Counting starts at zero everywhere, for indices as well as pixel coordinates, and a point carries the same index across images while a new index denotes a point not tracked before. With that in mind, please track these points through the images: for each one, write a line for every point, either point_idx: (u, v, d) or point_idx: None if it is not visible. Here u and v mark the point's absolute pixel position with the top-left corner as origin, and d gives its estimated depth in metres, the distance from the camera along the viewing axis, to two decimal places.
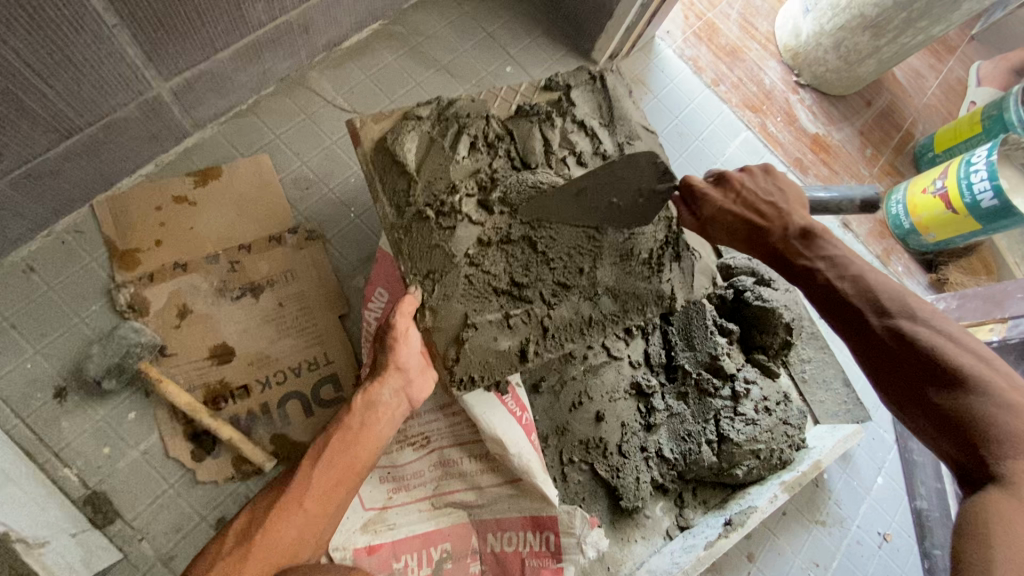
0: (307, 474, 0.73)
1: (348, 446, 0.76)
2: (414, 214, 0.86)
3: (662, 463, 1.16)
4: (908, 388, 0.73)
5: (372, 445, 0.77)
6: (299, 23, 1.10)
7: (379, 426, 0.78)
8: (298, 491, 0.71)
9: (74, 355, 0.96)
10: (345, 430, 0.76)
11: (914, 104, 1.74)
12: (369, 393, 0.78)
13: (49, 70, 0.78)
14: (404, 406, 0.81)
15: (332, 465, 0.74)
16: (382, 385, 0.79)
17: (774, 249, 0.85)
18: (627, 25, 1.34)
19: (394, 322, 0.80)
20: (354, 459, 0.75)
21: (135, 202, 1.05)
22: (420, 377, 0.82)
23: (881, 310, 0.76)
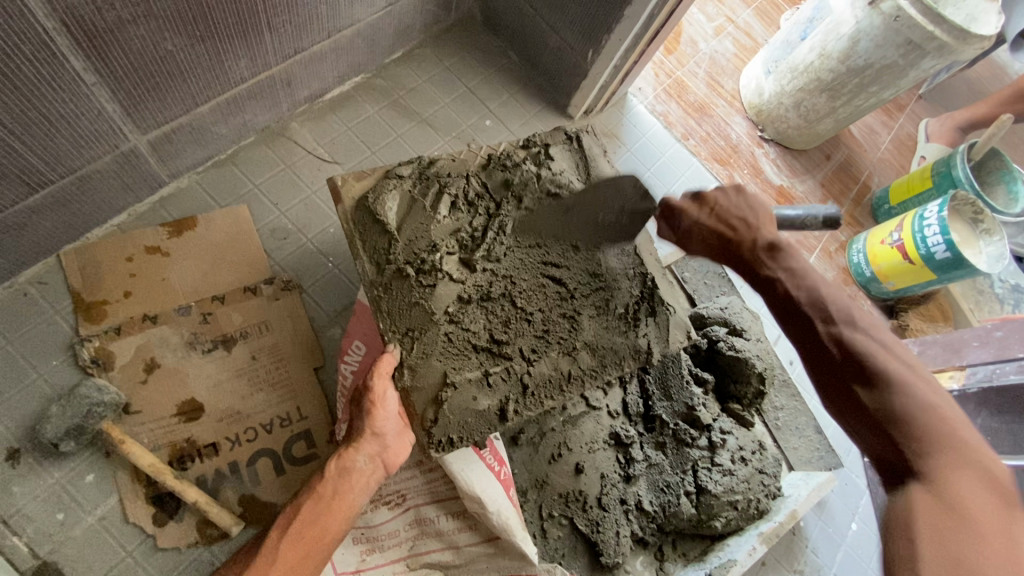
0: (274, 547, 0.75)
1: (318, 515, 0.78)
2: (394, 272, 0.86)
3: (642, 516, 1.16)
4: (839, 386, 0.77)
5: (344, 514, 0.79)
6: (282, 77, 1.12)
7: (352, 494, 0.80)
8: (264, 564, 0.74)
9: (31, 415, 0.92)
10: (317, 499, 0.79)
11: (869, 158, 1.85)
12: (343, 459, 0.81)
13: (23, 127, 0.77)
14: (380, 471, 0.83)
15: (298, 537, 0.76)
16: (357, 452, 0.81)
17: (743, 259, 0.88)
18: (600, 85, 1.40)
19: (371, 386, 0.81)
20: (324, 528, 0.78)
21: (104, 253, 1.02)
22: (398, 441, 0.84)
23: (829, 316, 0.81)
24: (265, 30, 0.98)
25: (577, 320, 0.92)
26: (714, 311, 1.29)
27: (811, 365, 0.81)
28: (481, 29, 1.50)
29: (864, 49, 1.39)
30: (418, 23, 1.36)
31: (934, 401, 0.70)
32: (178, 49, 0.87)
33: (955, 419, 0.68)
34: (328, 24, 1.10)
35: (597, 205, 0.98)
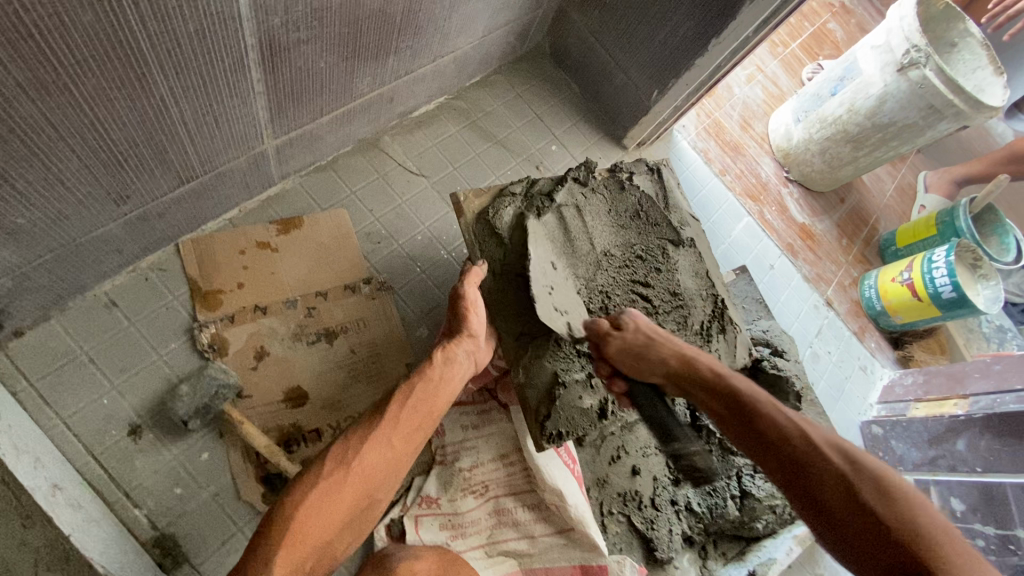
0: (395, 415, 0.81)
1: (429, 394, 0.85)
2: (510, 281, 0.98)
3: (690, 516, 1.26)
4: (828, 520, 0.66)
5: (448, 396, 0.87)
6: (388, 95, 1.21)
7: (454, 380, 0.88)
8: (388, 427, 0.80)
9: (153, 394, 0.97)
10: (428, 380, 0.86)
11: (877, 204, 2.04)
12: (447, 350, 0.90)
13: (197, 130, 0.85)
14: (472, 367, 0.92)
15: (414, 409, 0.83)
16: (458, 345, 0.90)
17: (718, 411, 0.80)
18: (658, 122, 1.54)
19: (464, 292, 0.92)
20: (433, 406, 0.85)
21: (220, 245, 1.09)
22: (485, 346, 0.95)
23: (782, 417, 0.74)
24: (391, 52, 1.08)
25: None
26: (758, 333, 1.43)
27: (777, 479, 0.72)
28: (549, 61, 1.62)
29: (890, 109, 1.57)
30: (498, 54, 1.48)
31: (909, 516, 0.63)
32: (326, 67, 0.96)
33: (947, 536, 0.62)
34: (436, 50, 1.21)
35: (672, 211, 1.14)
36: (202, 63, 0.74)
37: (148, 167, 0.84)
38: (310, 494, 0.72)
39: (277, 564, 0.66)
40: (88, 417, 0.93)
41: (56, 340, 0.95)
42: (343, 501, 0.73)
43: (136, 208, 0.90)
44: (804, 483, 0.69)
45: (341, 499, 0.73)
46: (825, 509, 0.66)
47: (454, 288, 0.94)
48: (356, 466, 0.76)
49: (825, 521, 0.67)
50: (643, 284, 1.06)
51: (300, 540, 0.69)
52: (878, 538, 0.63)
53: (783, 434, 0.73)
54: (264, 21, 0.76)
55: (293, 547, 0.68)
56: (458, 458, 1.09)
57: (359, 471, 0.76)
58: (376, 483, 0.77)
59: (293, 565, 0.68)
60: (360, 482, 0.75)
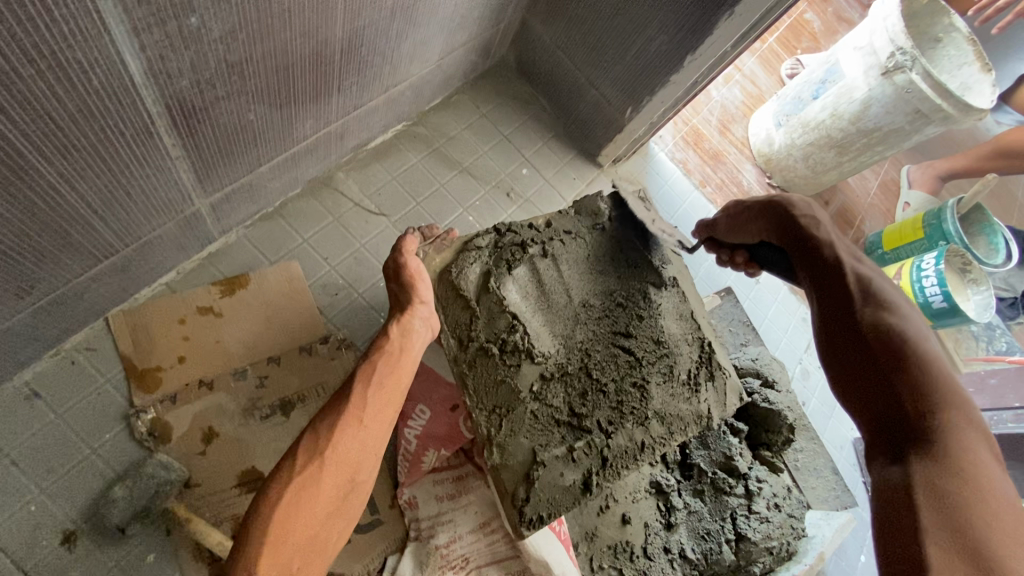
0: (361, 396, 0.71)
1: (392, 368, 0.75)
2: (477, 349, 0.89)
3: (685, 564, 1.20)
4: (869, 363, 0.76)
5: (413, 361, 0.79)
6: (338, 132, 1.10)
7: (415, 351, 0.79)
8: (356, 408, 0.70)
9: (88, 496, 0.86)
10: (387, 354, 0.76)
11: (862, 204, 1.97)
12: (401, 322, 0.80)
13: (107, 206, 0.74)
14: (431, 335, 0.84)
15: (381, 386, 0.73)
16: (413, 314, 0.82)
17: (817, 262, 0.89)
18: (634, 138, 1.45)
19: (406, 262, 0.86)
20: (400, 379, 0.75)
21: (156, 316, 0.98)
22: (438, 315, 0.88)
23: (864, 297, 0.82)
24: (334, 92, 0.97)
25: (646, 388, 0.96)
26: (746, 362, 1.37)
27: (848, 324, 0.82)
28: (515, 75, 1.51)
29: (875, 113, 1.49)
30: (459, 72, 1.37)
31: (943, 379, 0.72)
32: (258, 118, 0.85)
33: (965, 403, 0.69)
34: (387, 81, 1.10)
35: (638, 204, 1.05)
36: (98, 137, 0.63)
37: (52, 253, 0.72)
38: (283, 498, 0.62)
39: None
40: (10, 530, 0.82)
41: None
42: (323, 492, 0.64)
43: (46, 294, 0.78)
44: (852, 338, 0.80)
45: (319, 491, 0.64)
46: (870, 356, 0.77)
47: (392, 262, 0.88)
48: (331, 455, 0.66)
49: (867, 366, 0.77)
50: (625, 336, 0.98)
51: (281, 545, 0.60)
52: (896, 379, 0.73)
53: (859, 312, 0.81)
54: (169, 84, 0.65)
55: (276, 552, 0.59)
56: (434, 534, 0.99)
57: (335, 457, 0.66)
58: (358, 465, 0.67)
59: (279, 569, 0.59)
60: (339, 469, 0.66)
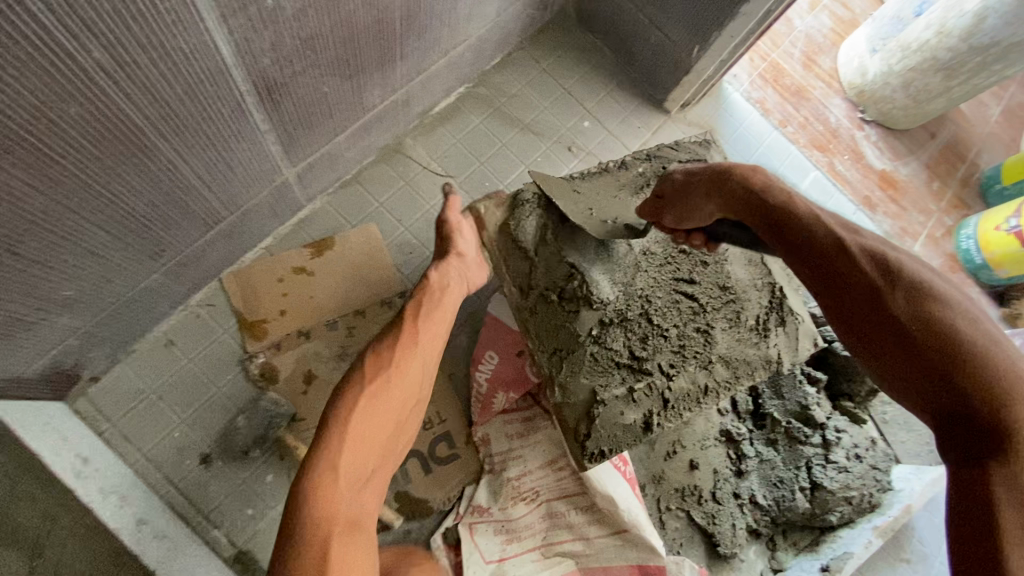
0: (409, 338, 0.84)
1: (433, 314, 0.88)
2: (537, 296, 0.93)
3: (755, 509, 1.21)
4: (905, 352, 0.55)
5: (451, 308, 0.91)
6: (404, 99, 1.16)
7: (453, 300, 0.91)
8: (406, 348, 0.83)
9: (217, 425, 1.04)
10: (430, 301, 0.88)
11: (977, 134, 1.74)
12: (440, 271, 0.91)
13: (213, 178, 0.85)
14: (467, 286, 0.94)
15: (424, 329, 0.86)
16: (450, 265, 0.92)
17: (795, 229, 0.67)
18: (703, 79, 1.37)
19: (447, 217, 0.94)
20: (439, 325, 0.88)
21: (259, 276, 1.12)
22: (477, 266, 0.95)
23: (880, 264, 0.60)
24: (397, 59, 1.02)
25: (710, 333, 0.96)
26: None
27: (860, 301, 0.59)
28: (575, 26, 1.49)
29: (992, 26, 1.32)
30: (517, 28, 1.37)
31: (994, 348, 0.53)
32: (331, 90, 0.93)
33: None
34: (447, 43, 1.13)
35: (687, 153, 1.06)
36: (200, 118, 0.73)
37: (175, 221, 0.86)
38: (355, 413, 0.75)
39: (344, 472, 0.70)
40: (163, 450, 1.01)
41: (127, 381, 1.02)
42: (384, 413, 0.77)
43: (173, 257, 0.93)
44: (877, 321, 0.58)
45: (380, 412, 0.77)
46: (913, 348, 0.55)
47: (438, 219, 0.95)
48: (389, 384, 0.79)
49: (906, 358, 0.55)
50: (688, 281, 0.98)
51: (357, 448, 0.73)
52: (955, 381, 0.52)
53: (876, 283, 0.59)
54: (253, 64, 0.73)
55: (353, 459, 0.72)
56: (506, 468, 1.09)
57: (391, 384, 0.79)
58: (407, 393, 0.81)
59: (356, 472, 0.72)
60: (395, 395, 0.79)
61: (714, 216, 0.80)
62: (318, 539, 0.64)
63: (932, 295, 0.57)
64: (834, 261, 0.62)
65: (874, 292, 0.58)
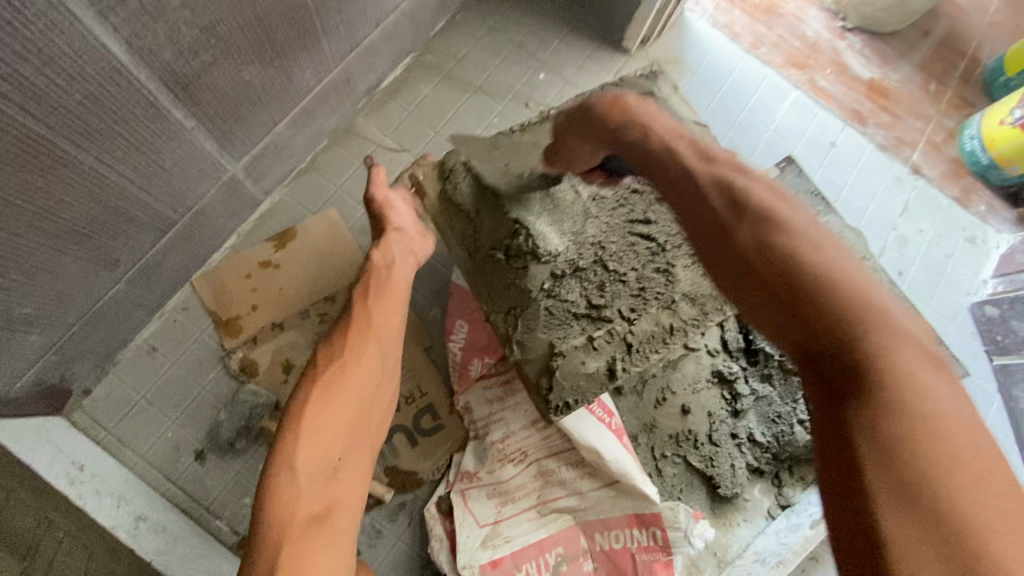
0: (362, 317, 0.83)
1: (384, 289, 0.87)
2: (485, 256, 0.92)
3: (755, 447, 1.18)
4: (753, 279, 0.59)
5: (401, 284, 0.88)
6: (342, 78, 1.15)
7: (403, 272, 0.90)
8: (360, 329, 0.82)
9: (207, 422, 1.07)
10: (377, 277, 0.87)
11: (976, 25, 1.59)
12: (381, 247, 0.89)
13: (148, 180, 0.86)
14: (415, 257, 0.92)
15: (376, 306, 0.85)
16: (391, 239, 0.90)
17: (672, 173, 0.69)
18: (655, 10, 1.30)
19: (374, 194, 0.93)
20: (392, 297, 0.87)
21: (227, 274, 1.13)
22: (419, 237, 0.93)
23: (733, 203, 0.63)
24: (321, 37, 1.00)
25: (672, 271, 0.92)
26: None
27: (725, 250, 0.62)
28: None
29: None
30: None
31: (847, 282, 0.54)
32: (253, 78, 0.92)
33: (876, 301, 0.53)
34: (375, 13, 1.10)
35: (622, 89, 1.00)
36: (111, 120, 0.74)
37: (120, 228, 0.88)
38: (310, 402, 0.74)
39: (302, 468, 0.70)
40: (159, 450, 1.05)
41: (117, 390, 1.07)
42: (345, 396, 0.76)
43: (132, 265, 0.96)
44: (728, 255, 0.62)
45: (340, 396, 0.76)
46: (770, 288, 0.57)
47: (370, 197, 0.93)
48: (344, 368, 0.78)
49: (756, 286, 0.59)
50: (643, 221, 0.94)
51: (314, 443, 0.72)
52: (809, 318, 0.54)
53: (722, 217, 0.63)
54: (154, 59, 0.73)
55: (314, 447, 0.72)
56: (489, 431, 1.10)
57: (345, 373, 0.78)
58: (365, 379, 0.79)
59: (320, 462, 0.72)
60: (353, 378, 0.78)
61: (597, 155, 0.83)
62: (281, 538, 0.65)
63: (783, 231, 0.59)
64: (687, 200, 0.67)
65: (720, 228, 0.63)
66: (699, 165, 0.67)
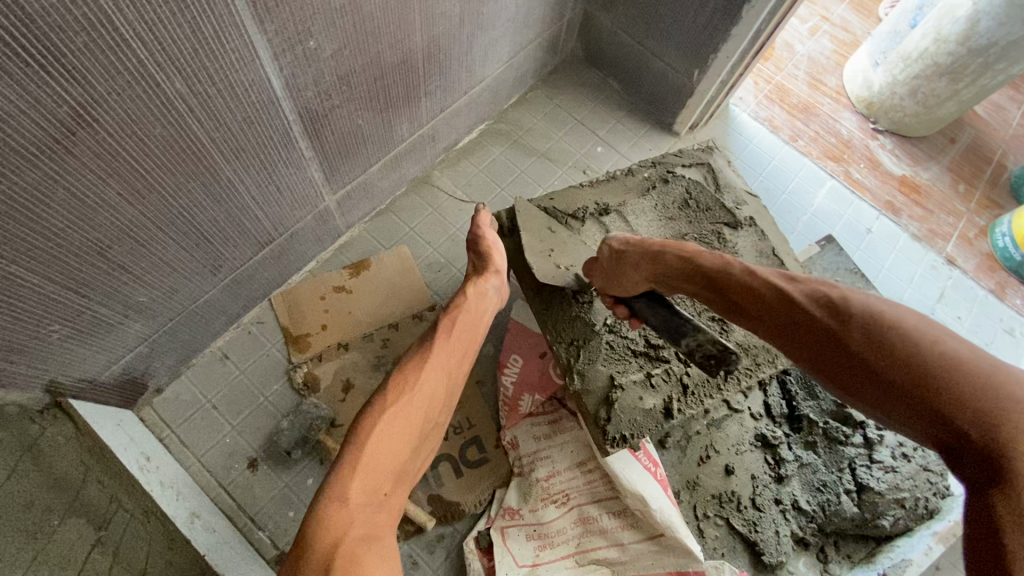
0: (441, 348, 0.90)
1: (467, 326, 0.95)
2: (553, 290, 1.00)
3: (800, 516, 1.15)
4: (872, 383, 0.58)
5: (476, 327, 0.96)
6: (430, 134, 1.30)
7: (483, 316, 0.98)
8: (436, 360, 0.88)
9: (264, 431, 1.12)
10: (461, 314, 0.95)
11: (1000, 137, 1.73)
12: (477, 287, 0.99)
13: (265, 198, 0.98)
14: (500, 302, 1.01)
15: (454, 341, 0.92)
16: (487, 280, 0.99)
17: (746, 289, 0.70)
18: (707, 99, 1.46)
19: (484, 237, 1.02)
20: (469, 336, 0.94)
21: (304, 295, 1.23)
22: (506, 283, 1.04)
23: (824, 304, 0.62)
24: (423, 96, 1.17)
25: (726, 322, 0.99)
26: None
27: (825, 353, 0.62)
28: (584, 66, 1.63)
29: (986, 28, 1.37)
30: (531, 70, 1.52)
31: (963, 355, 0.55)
32: (365, 123, 1.06)
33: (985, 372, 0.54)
34: (466, 82, 1.28)
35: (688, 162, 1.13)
36: (255, 143, 0.87)
37: (232, 237, 0.99)
38: (380, 418, 0.78)
39: (357, 491, 0.70)
40: (215, 454, 1.09)
41: (186, 392, 1.13)
42: (411, 420, 0.80)
43: (230, 273, 1.06)
44: (835, 351, 0.61)
45: (406, 420, 0.79)
46: (872, 373, 0.58)
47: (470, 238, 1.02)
48: (415, 394, 0.82)
49: (877, 388, 0.58)
50: None
51: (370, 466, 0.73)
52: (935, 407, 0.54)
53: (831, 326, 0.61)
54: (299, 97, 0.87)
55: (376, 465, 0.73)
56: (534, 469, 1.11)
57: (408, 402, 0.81)
58: (427, 410, 0.82)
59: (375, 482, 0.72)
60: (418, 405, 0.81)
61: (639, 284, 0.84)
62: (332, 553, 0.63)
63: (883, 321, 0.59)
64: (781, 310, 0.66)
65: (828, 335, 0.61)
66: (788, 281, 0.67)
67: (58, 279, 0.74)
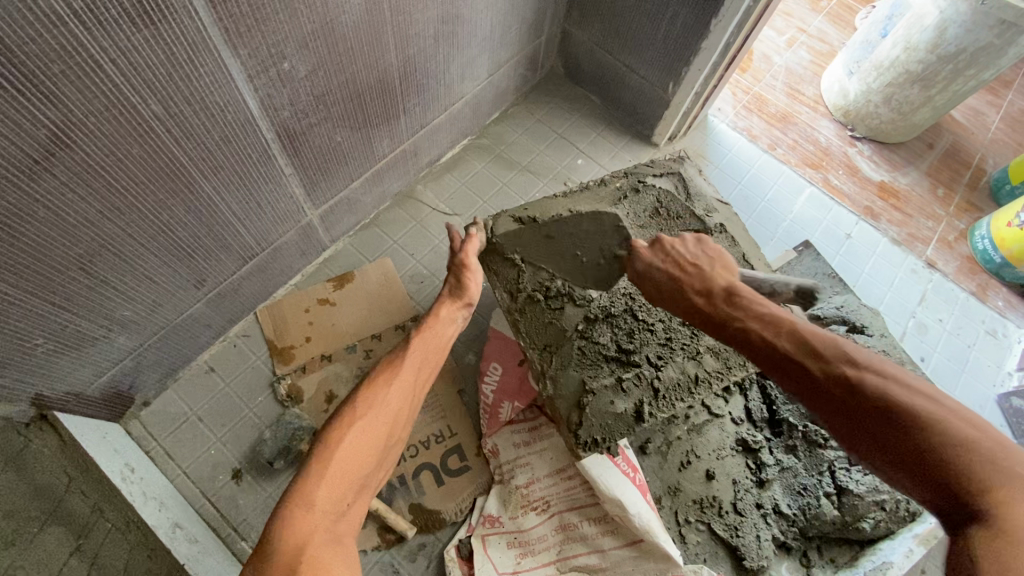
0: (411, 363, 0.91)
1: (436, 344, 0.96)
2: (525, 297, 1.02)
3: (781, 520, 1.15)
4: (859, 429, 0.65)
5: (444, 345, 0.97)
6: (411, 149, 1.34)
7: (452, 336, 0.99)
8: (405, 376, 0.89)
9: (249, 443, 1.14)
10: (431, 332, 0.96)
11: (979, 141, 1.75)
12: (450, 308, 1.00)
13: (247, 214, 1.02)
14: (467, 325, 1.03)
15: (423, 357, 0.93)
16: (459, 305, 1.01)
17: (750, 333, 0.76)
18: (683, 111, 1.50)
19: (467, 260, 1.02)
20: (437, 353, 0.96)
21: (288, 308, 1.25)
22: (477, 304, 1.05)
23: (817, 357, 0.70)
24: (402, 113, 1.20)
25: (697, 326, 1.00)
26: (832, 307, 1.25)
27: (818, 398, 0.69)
28: (565, 81, 1.67)
29: (953, 36, 1.40)
30: (512, 86, 1.57)
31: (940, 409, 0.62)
32: (344, 140, 1.10)
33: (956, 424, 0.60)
34: (446, 99, 1.32)
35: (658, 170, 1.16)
36: (233, 159, 0.90)
37: (215, 252, 1.02)
38: (345, 433, 0.79)
39: (320, 502, 0.72)
40: (200, 465, 1.11)
41: (172, 405, 1.15)
42: (374, 436, 0.81)
43: (213, 287, 1.09)
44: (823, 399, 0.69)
45: (370, 435, 0.81)
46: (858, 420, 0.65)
47: (455, 262, 1.02)
48: (381, 410, 0.84)
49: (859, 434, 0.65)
50: None
51: (334, 477, 0.75)
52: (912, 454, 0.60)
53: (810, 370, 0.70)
54: (275, 116, 0.91)
55: (336, 481, 0.75)
56: (514, 476, 1.13)
57: (372, 417, 0.82)
58: (390, 425, 0.84)
59: (336, 497, 0.74)
60: (382, 420, 0.83)
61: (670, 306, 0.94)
62: (293, 562, 0.65)
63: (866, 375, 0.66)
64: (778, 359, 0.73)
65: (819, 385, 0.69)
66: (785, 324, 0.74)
67: (38, 296, 0.77)
